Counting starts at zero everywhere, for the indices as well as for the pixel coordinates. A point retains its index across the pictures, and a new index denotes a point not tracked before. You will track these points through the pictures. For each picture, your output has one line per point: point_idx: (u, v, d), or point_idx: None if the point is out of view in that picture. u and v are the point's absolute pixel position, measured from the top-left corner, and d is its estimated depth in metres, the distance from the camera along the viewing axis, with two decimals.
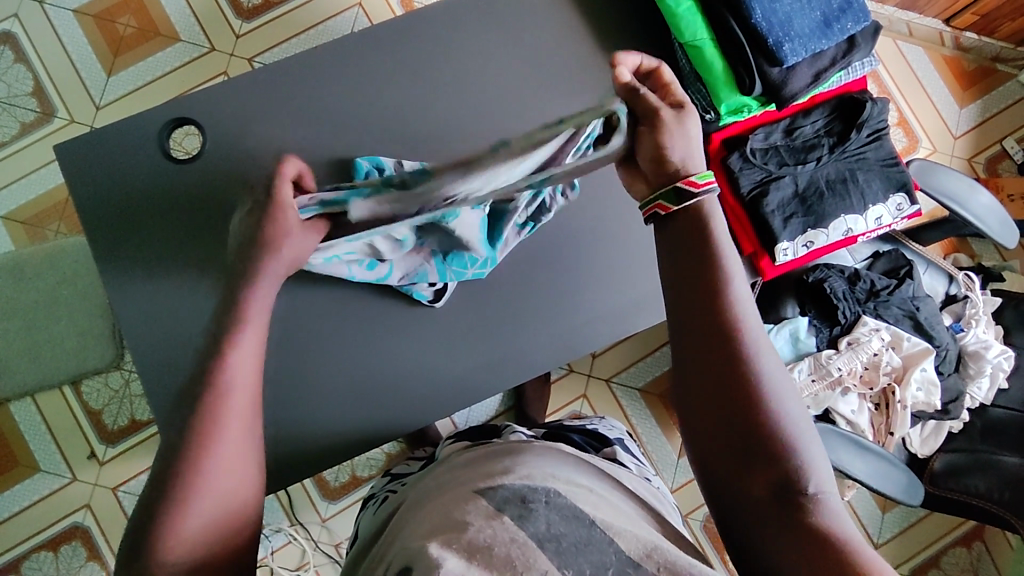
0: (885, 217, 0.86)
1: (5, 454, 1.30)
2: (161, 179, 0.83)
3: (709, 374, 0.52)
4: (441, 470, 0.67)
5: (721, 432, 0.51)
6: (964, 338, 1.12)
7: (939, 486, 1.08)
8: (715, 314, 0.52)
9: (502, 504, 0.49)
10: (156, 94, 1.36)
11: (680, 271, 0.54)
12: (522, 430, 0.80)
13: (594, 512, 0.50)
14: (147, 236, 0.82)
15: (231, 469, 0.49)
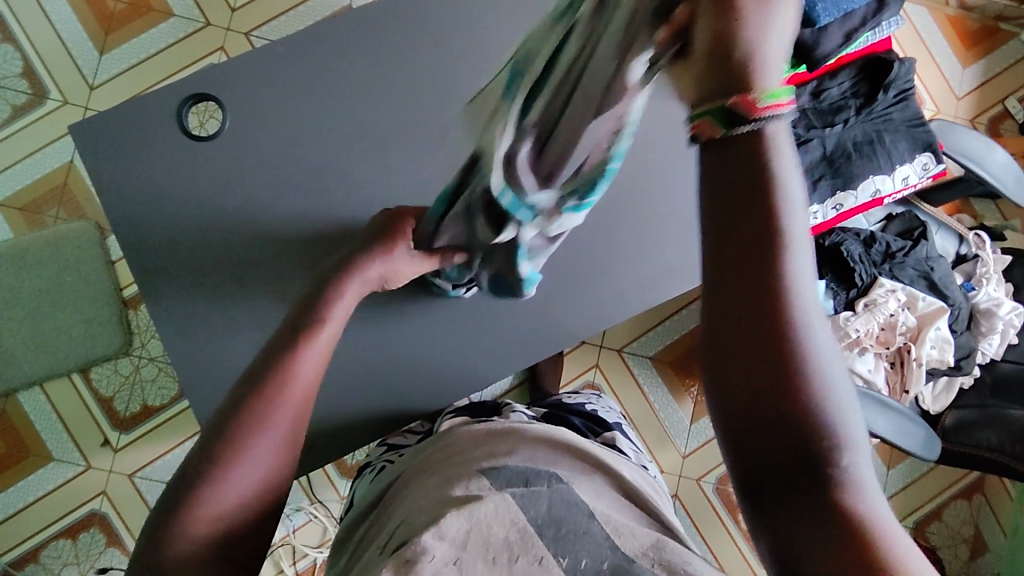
0: (912, 177, 0.87)
1: (16, 444, 1.28)
2: (178, 159, 0.81)
3: (750, 344, 0.39)
4: (441, 445, 0.66)
5: (754, 408, 0.41)
6: (976, 296, 1.14)
7: (951, 440, 1.11)
8: (755, 270, 0.38)
9: (505, 483, 0.54)
10: (152, 72, 1.32)
11: (711, 202, 0.37)
12: (522, 410, 0.79)
13: (594, 503, 0.53)
14: (165, 215, 0.81)
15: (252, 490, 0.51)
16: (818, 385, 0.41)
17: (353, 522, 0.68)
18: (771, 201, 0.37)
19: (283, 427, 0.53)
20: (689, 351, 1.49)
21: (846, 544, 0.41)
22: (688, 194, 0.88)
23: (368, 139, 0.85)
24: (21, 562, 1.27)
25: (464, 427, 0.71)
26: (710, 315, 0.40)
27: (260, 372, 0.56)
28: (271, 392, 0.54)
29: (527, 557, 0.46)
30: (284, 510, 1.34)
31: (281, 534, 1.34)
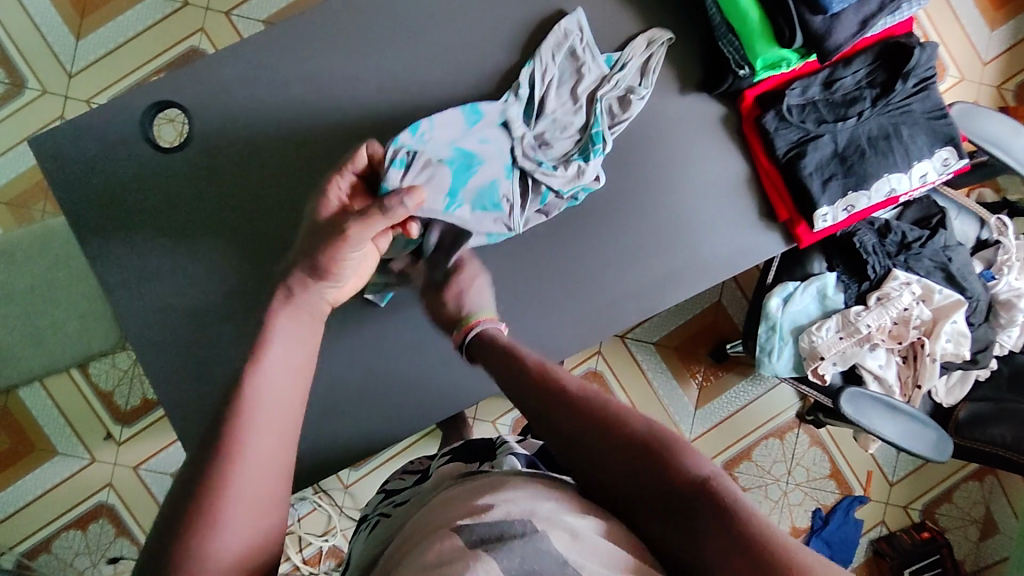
0: (930, 174, 0.80)
1: (21, 439, 1.30)
2: (148, 169, 0.77)
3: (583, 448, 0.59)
4: (431, 509, 0.62)
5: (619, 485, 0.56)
6: (996, 287, 1.09)
7: (963, 436, 1.07)
8: (558, 410, 0.62)
9: (478, 538, 0.48)
10: (130, 58, 1.27)
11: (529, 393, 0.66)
12: (519, 451, 0.79)
13: (572, 549, 0.49)
14: (136, 229, 0.77)
15: (246, 533, 0.49)
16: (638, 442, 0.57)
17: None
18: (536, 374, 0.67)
19: (264, 457, 0.51)
20: (696, 337, 1.46)
21: (742, 542, 0.47)
22: (701, 189, 0.80)
23: (345, 143, 0.79)
24: (34, 553, 1.29)
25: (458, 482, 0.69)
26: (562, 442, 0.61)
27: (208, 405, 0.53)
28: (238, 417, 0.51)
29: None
30: (288, 500, 1.35)
31: (285, 523, 1.35)
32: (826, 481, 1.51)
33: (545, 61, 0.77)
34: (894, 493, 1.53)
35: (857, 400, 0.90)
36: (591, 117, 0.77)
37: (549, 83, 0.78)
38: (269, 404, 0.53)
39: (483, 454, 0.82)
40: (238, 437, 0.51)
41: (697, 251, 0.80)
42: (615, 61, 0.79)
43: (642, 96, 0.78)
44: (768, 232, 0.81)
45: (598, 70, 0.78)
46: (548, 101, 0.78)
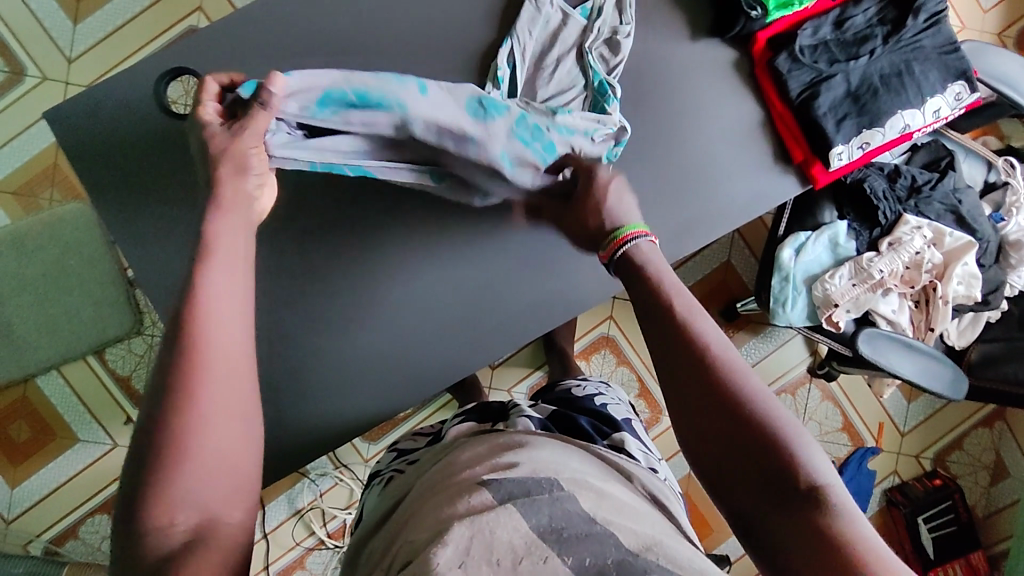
0: (943, 110, 0.81)
1: (42, 428, 1.31)
2: (164, 139, 0.77)
3: (694, 393, 0.54)
4: (443, 465, 0.65)
5: (723, 447, 0.52)
6: (1005, 228, 1.10)
7: (977, 376, 1.09)
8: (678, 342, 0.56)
9: (506, 495, 0.52)
10: (129, 41, 1.26)
11: (646, 315, 0.59)
12: (532, 414, 0.80)
13: (595, 508, 0.52)
14: (155, 201, 0.77)
15: (213, 474, 0.46)
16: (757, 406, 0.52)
17: (359, 540, 0.67)
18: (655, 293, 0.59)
19: (222, 399, 0.47)
20: (707, 297, 1.46)
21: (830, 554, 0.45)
22: (715, 137, 0.81)
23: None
24: (60, 540, 1.30)
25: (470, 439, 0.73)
26: (666, 365, 0.56)
27: (170, 358, 0.47)
28: (189, 384, 0.46)
29: (532, 559, 0.46)
30: (309, 476, 1.37)
31: (308, 499, 1.37)
32: (838, 434, 1.53)
33: (521, 35, 0.77)
34: (905, 443, 1.55)
35: (875, 341, 0.91)
36: (589, 72, 0.77)
37: (534, 58, 0.78)
38: (226, 342, 0.49)
39: (497, 416, 0.84)
40: (192, 371, 0.47)
41: (715, 199, 0.81)
42: (590, 10, 0.78)
43: (628, 34, 0.78)
44: (784, 176, 0.82)
45: (575, 25, 0.78)
46: (541, 74, 0.77)
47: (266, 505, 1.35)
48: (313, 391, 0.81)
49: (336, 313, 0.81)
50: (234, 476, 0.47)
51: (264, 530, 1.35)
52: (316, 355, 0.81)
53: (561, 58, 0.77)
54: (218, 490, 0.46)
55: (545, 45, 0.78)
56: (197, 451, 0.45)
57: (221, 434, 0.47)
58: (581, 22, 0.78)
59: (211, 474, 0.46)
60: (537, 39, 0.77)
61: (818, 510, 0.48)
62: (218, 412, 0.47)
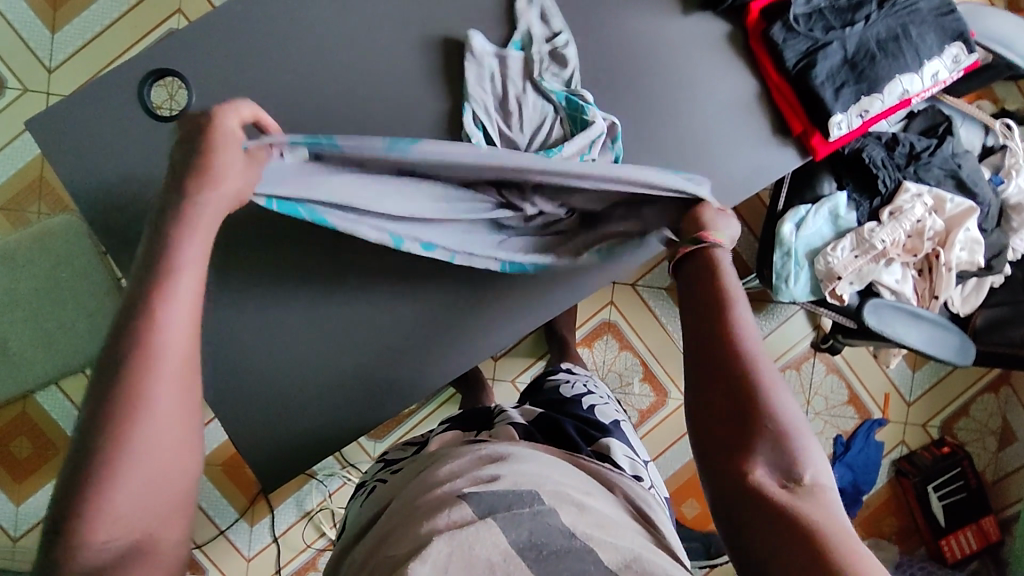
0: (942, 73, 0.80)
1: (45, 442, 1.30)
2: (147, 143, 0.75)
3: (719, 373, 0.55)
4: (425, 472, 0.66)
5: (730, 429, 0.53)
6: (1006, 191, 1.09)
7: (982, 341, 1.09)
8: (714, 324, 0.57)
9: (486, 509, 0.53)
10: (109, 47, 1.24)
11: (690, 297, 0.61)
12: (516, 419, 0.82)
13: (576, 522, 0.54)
14: (142, 207, 0.75)
15: (154, 475, 0.45)
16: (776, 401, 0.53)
17: (342, 551, 0.68)
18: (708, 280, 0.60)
19: (173, 399, 0.46)
20: None
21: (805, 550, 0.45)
22: (712, 111, 0.79)
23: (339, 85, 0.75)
24: None
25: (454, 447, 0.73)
26: (698, 349, 0.57)
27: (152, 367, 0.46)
28: (133, 397, 0.45)
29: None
30: (317, 477, 1.36)
31: (317, 500, 1.36)
32: (844, 408, 1.52)
33: (477, 98, 0.76)
34: (911, 413, 1.55)
35: (882, 312, 0.90)
36: (552, 97, 0.76)
37: (499, 116, 0.77)
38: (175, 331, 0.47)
39: (483, 423, 0.84)
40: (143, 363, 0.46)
41: (715, 173, 0.79)
42: (521, 40, 0.77)
43: (567, 40, 0.76)
44: (784, 148, 0.80)
45: (521, 64, 0.76)
46: (517, 121, 0.76)
47: (274, 508, 1.35)
48: (315, 391, 0.80)
49: (335, 311, 0.79)
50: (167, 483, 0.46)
51: (274, 534, 1.35)
52: (317, 354, 0.80)
53: (524, 98, 0.76)
54: (157, 496, 0.45)
55: (502, 97, 0.77)
56: (140, 443, 0.45)
57: (167, 439, 0.46)
58: (522, 57, 0.77)
59: (153, 475, 0.45)
60: (495, 89, 0.77)
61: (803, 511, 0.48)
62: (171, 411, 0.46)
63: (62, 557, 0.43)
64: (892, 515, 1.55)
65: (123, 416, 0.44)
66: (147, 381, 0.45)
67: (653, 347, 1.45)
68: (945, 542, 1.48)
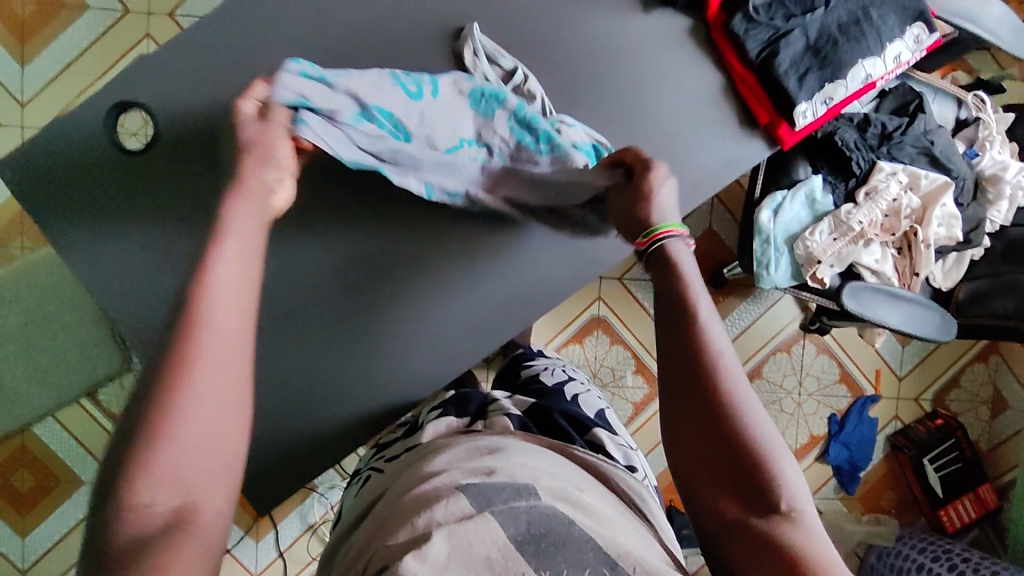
0: (904, 54, 0.80)
1: (45, 474, 1.31)
2: (108, 177, 0.73)
3: (689, 390, 0.55)
4: (420, 464, 0.67)
5: (704, 448, 0.54)
6: (980, 163, 1.09)
7: (966, 315, 1.09)
8: (685, 336, 0.57)
9: (484, 503, 0.55)
10: (81, 77, 1.24)
11: (660, 308, 0.60)
12: (512, 412, 0.81)
13: (574, 515, 0.55)
14: (107, 243, 0.73)
15: (196, 453, 0.44)
16: (746, 417, 0.54)
17: (340, 539, 0.70)
18: (677, 288, 0.59)
19: (217, 376, 0.46)
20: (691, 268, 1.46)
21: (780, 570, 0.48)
22: (678, 109, 0.79)
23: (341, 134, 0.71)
24: None
25: (446, 437, 0.74)
26: (668, 364, 0.57)
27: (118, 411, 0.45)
28: (179, 367, 0.45)
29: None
30: (317, 490, 1.37)
31: (319, 513, 1.37)
32: (836, 386, 1.53)
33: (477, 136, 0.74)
34: (904, 387, 1.56)
35: (861, 295, 0.91)
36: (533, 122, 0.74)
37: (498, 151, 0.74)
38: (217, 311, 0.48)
39: (475, 413, 0.83)
40: (189, 337, 0.46)
41: (686, 167, 0.79)
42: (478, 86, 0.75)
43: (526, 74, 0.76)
44: (751, 140, 0.81)
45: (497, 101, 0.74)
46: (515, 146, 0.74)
47: (278, 524, 1.36)
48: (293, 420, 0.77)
49: None
50: (218, 455, 0.45)
51: (280, 548, 1.36)
52: None
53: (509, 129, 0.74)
54: (208, 471, 0.45)
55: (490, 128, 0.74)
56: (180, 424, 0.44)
57: (210, 418, 0.45)
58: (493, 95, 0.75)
59: (198, 457, 0.44)
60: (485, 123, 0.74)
61: (779, 530, 0.50)
62: (214, 391, 0.46)
63: (110, 528, 0.42)
64: (890, 489, 1.56)
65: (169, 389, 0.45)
66: (191, 360, 0.46)
67: (643, 340, 1.46)
68: (944, 513, 1.49)
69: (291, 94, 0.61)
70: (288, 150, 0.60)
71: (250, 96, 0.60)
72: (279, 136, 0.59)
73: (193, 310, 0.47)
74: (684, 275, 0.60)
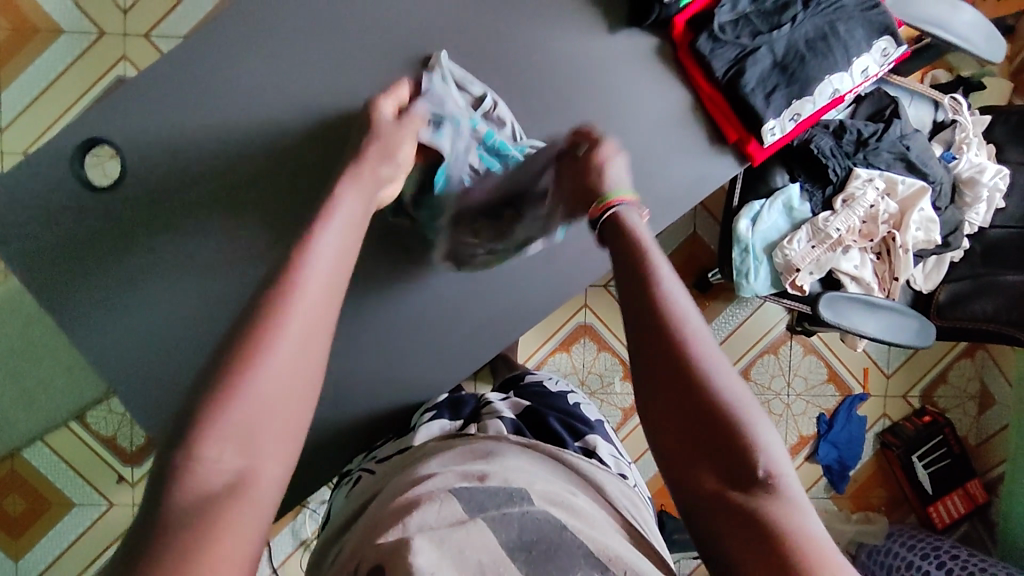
0: (872, 67, 0.81)
1: (36, 499, 1.31)
2: (78, 215, 0.72)
3: (657, 362, 0.52)
4: (412, 470, 0.65)
5: (679, 421, 0.50)
6: (958, 166, 1.09)
7: (945, 317, 1.10)
8: (648, 308, 0.53)
9: (477, 511, 0.53)
10: (59, 100, 1.24)
11: (622, 279, 0.56)
12: (506, 415, 0.78)
13: (565, 519, 0.53)
14: (80, 280, 0.73)
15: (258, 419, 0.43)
16: (717, 387, 0.50)
17: (329, 542, 0.67)
18: (638, 260, 0.56)
19: (296, 341, 0.46)
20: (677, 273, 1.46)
21: (765, 545, 0.45)
22: (648, 128, 0.79)
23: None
24: None
25: (436, 442, 0.71)
26: (633, 338, 0.53)
27: None
28: (270, 321, 0.45)
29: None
30: (309, 506, 1.37)
31: (311, 527, 1.37)
32: (824, 386, 1.54)
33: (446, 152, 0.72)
34: (891, 385, 1.56)
35: (835, 304, 0.91)
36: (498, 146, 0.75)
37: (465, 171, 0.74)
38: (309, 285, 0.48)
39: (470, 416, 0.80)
40: (285, 301, 0.47)
41: (657, 183, 0.80)
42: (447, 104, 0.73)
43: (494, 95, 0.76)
44: (721, 157, 0.81)
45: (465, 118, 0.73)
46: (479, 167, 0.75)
47: (270, 541, 1.36)
48: None
49: None
50: (275, 433, 0.44)
51: (273, 565, 1.36)
52: None
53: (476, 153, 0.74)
54: (273, 446, 0.43)
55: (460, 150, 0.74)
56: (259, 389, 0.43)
57: (288, 376, 0.45)
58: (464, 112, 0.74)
59: (261, 430, 0.43)
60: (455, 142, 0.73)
61: (762, 504, 0.46)
62: (296, 358, 0.46)
63: (165, 495, 0.40)
64: (880, 486, 1.57)
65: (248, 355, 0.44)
66: (273, 321, 0.45)
67: None
68: (934, 509, 1.50)
69: (431, 108, 0.69)
70: (411, 146, 0.65)
71: (391, 98, 0.67)
72: (405, 136, 0.65)
73: (287, 277, 0.48)
74: (644, 247, 0.57)
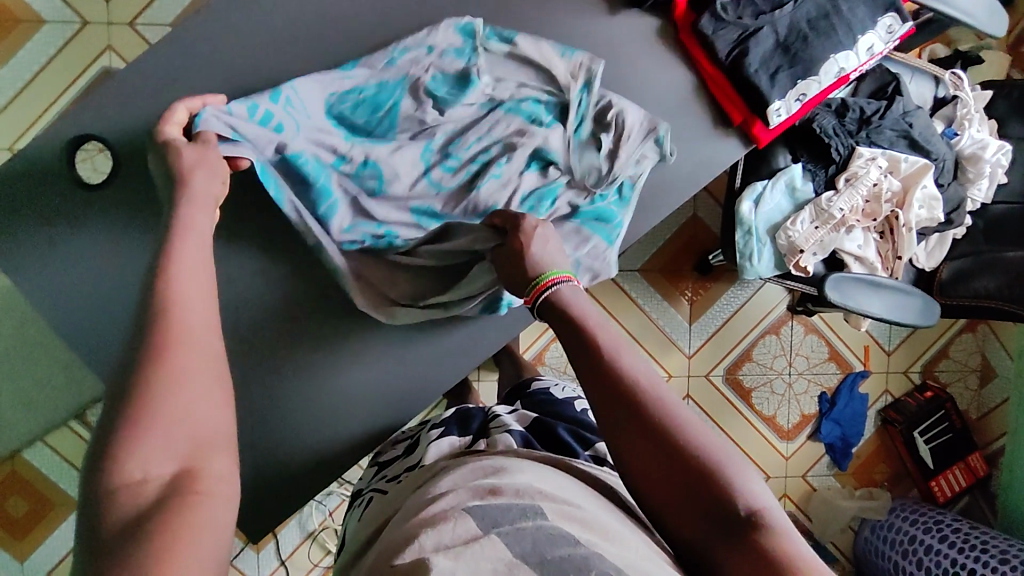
0: (877, 45, 0.80)
1: (40, 498, 1.31)
2: (63, 216, 0.70)
3: (630, 426, 0.52)
4: (422, 491, 0.61)
5: (662, 474, 0.50)
6: (960, 143, 1.07)
7: (949, 295, 1.10)
8: (608, 377, 0.54)
9: (489, 524, 0.50)
10: (44, 95, 1.21)
11: (578, 352, 0.57)
12: (516, 429, 0.78)
13: (580, 532, 0.50)
14: (71, 283, 0.71)
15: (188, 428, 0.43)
16: (689, 435, 0.51)
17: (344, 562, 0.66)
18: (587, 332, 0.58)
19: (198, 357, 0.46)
20: (678, 257, 1.46)
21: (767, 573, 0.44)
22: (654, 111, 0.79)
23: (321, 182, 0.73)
24: None
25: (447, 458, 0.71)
26: (599, 409, 0.54)
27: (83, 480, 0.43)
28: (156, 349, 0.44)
29: None
30: (315, 497, 1.37)
31: (318, 519, 1.38)
32: (826, 364, 1.54)
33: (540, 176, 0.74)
34: (893, 361, 1.57)
35: (842, 284, 0.90)
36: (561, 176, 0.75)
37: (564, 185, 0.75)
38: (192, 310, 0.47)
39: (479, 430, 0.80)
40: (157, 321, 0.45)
41: (662, 172, 0.79)
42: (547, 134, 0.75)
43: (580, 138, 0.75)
44: (727, 139, 0.80)
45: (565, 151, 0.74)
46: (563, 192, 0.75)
47: (278, 534, 1.36)
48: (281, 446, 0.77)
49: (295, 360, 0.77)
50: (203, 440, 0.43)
51: (281, 557, 1.37)
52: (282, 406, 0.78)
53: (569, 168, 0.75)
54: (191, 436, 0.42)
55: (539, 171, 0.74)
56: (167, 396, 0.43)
57: (201, 389, 0.44)
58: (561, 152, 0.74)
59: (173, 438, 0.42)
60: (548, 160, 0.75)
61: (761, 535, 0.46)
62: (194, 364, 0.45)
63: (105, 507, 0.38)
64: (883, 463, 1.58)
65: (154, 362, 0.43)
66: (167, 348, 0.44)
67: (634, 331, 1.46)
68: (935, 483, 1.51)
69: None
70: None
71: None
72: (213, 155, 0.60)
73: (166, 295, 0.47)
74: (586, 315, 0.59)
